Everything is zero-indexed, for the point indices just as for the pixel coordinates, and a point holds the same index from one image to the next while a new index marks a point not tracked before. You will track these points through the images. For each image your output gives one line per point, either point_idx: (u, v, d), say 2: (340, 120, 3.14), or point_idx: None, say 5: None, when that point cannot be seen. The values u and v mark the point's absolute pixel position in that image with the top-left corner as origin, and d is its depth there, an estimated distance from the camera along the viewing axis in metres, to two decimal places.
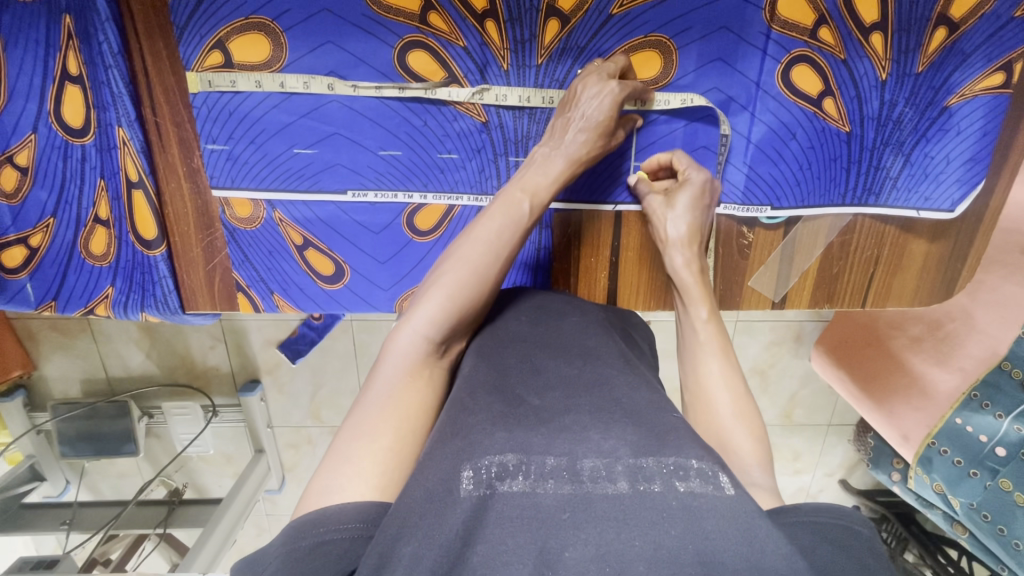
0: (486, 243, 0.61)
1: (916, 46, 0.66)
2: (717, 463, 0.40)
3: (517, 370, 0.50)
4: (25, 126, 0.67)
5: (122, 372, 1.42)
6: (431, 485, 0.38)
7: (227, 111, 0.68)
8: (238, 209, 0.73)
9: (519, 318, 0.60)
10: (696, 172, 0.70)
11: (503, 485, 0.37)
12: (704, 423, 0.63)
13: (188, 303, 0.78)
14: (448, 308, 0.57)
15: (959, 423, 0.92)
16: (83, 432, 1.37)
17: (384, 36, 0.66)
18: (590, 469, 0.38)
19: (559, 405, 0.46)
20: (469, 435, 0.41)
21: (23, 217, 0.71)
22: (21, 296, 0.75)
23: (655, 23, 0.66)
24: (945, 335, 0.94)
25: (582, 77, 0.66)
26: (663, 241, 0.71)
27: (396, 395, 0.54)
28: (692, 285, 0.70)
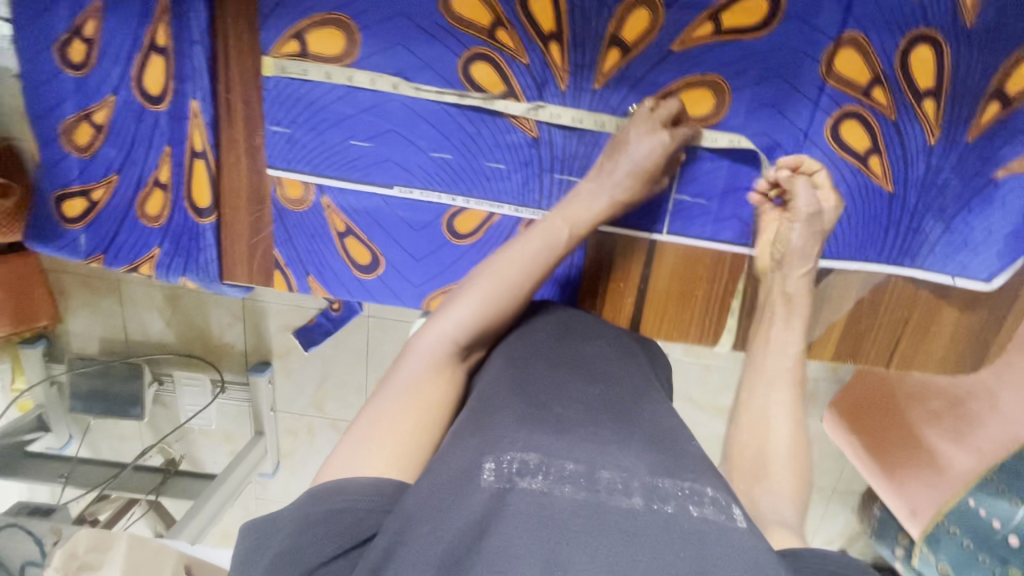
0: (522, 262, 0.63)
1: (968, 116, 0.67)
2: (732, 496, 0.40)
3: (540, 381, 0.51)
4: (107, 87, 0.72)
5: (142, 336, 1.45)
6: (453, 471, 0.40)
7: (295, 98, 0.72)
8: (289, 190, 0.77)
9: (545, 329, 0.61)
10: (803, 186, 0.69)
11: (522, 481, 0.38)
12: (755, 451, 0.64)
13: (227, 273, 0.81)
14: (477, 317, 0.59)
15: (972, 504, 0.83)
16: (94, 389, 1.42)
17: (452, 45, 0.69)
18: (607, 480, 0.39)
19: (580, 417, 0.46)
20: (491, 431, 0.43)
21: (89, 171, 0.76)
22: (73, 245, 0.79)
23: (713, 64, 0.68)
24: (967, 413, 0.86)
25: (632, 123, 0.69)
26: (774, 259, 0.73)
27: (414, 393, 0.55)
28: (802, 298, 0.72)
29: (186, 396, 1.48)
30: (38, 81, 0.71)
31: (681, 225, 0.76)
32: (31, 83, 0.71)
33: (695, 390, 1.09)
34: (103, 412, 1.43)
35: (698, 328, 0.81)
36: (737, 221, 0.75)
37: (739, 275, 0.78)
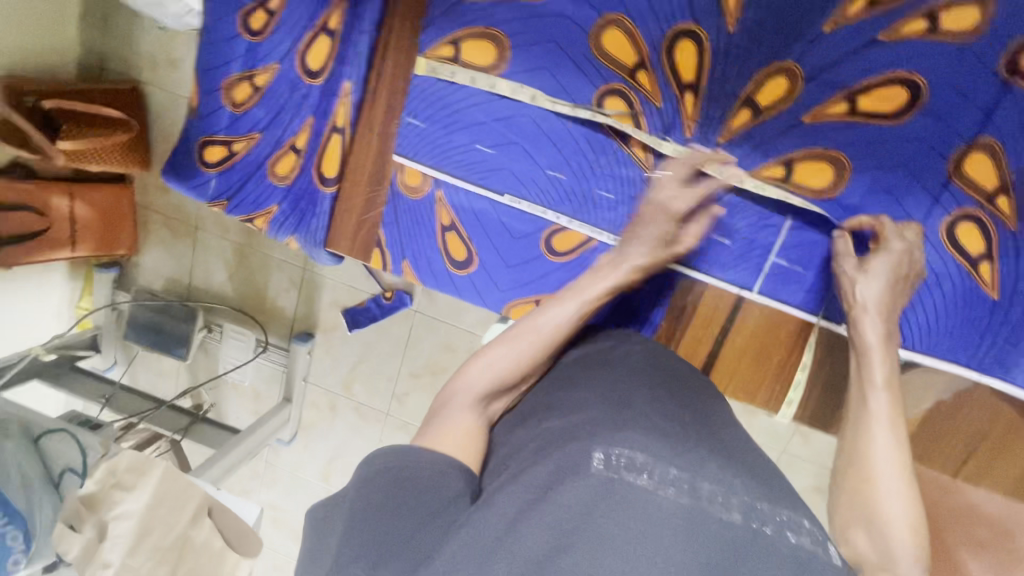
0: (555, 326, 0.66)
1: None
2: (826, 533, 0.46)
3: (641, 406, 0.54)
4: (274, 55, 0.79)
5: (205, 284, 1.52)
6: (564, 457, 0.46)
7: (436, 96, 0.78)
8: (408, 177, 0.82)
9: (630, 354, 0.66)
10: (897, 241, 0.70)
11: (629, 475, 0.44)
12: (854, 497, 0.63)
13: (330, 242, 0.86)
14: (509, 372, 0.62)
15: None
16: (151, 322, 1.47)
17: (592, 77, 0.73)
18: (708, 491, 0.44)
19: (667, 451, 0.47)
20: (596, 428, 0.49)
21: (235, 125, 0.83)
22: (204, 186, 0.86)
23: (838, 142, 0.70)
24: (1016, 547, 0.77)
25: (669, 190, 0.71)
26: (855, 303, 0.70)
27: (451, 425, 0.57)
28: (874, 346, 0.68)
29: (231, 348, 1.53)
30: (214, 39, 0.79)
31: (773, 287, 0.77)
32: (211, 39, 0.79)
33: None
34: (151, 344, 1.47)
35: (766, 391, 0.82)
36: (829, 295, 0.76)
37: (815, 348, 0.78)
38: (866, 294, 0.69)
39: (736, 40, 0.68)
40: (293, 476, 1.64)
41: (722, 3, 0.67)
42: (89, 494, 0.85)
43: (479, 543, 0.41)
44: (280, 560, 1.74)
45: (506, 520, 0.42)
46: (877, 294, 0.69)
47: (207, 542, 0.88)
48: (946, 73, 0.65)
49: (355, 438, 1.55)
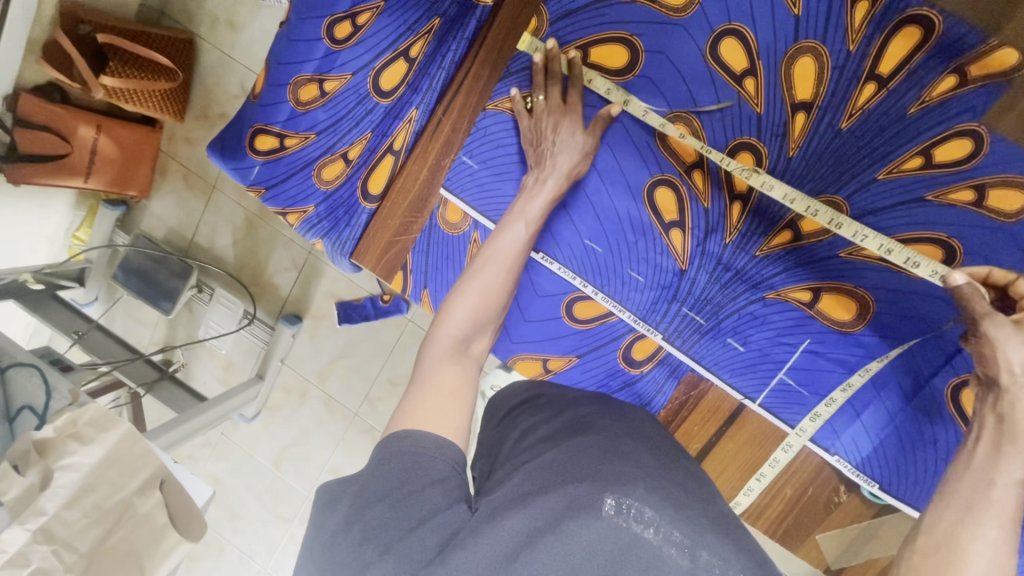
0: (512, 255, 0.71)
1: None
2: None
3: (678, 483, 0.53)
4: (350, 66, 0.73)
5: (206, 244, 1.48)
6: (573, 496, 0.46)
7: (496, 142, 0.80)
8: (449, 213, 0.83)
9: (649, 423, 0.69)
10: None
11: (638, 527, 0.45)
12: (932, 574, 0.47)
13: (357, 254, 0.88)
14: (480, 305, 0.66)
15: None
16: (142, 269, 1.40)
17: (649, 165, 0.75)
18: (706, 561, 0.46)
19: (662, 523, 0.46)
20: (609, 472, 0.49)
21: (294, 122, 0.76)
22: (246, 170, 0.81)
23: (868, 282, 0.71)
24: None
25: (551, 118, 0.75)
26: (1003, 372, 0.58)
27: (433, 375, 0.59)
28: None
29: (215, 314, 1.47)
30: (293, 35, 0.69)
31: (775, 403, 0.78)
32: (288, 34, 0.69)
33: None
34: (138, 293, 1.40)
35: (723, 480, 0.83)
36: (826, 423, 0.76)
37: (803, 465, 0.79)
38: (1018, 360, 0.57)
39: (793, 164, 0.71)
40: (246, 455, 1.59)
41: (788, 128, 0.70)
42: (43, 439, 0.77)
43: (490, 561, 0.42)
44: (211, 537, 1.67)
45: (510, 549, 0.43)
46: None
47: (150, 516, 0.84)
48: (981, 244, 0.67)
49: (319, 431, 1.51)
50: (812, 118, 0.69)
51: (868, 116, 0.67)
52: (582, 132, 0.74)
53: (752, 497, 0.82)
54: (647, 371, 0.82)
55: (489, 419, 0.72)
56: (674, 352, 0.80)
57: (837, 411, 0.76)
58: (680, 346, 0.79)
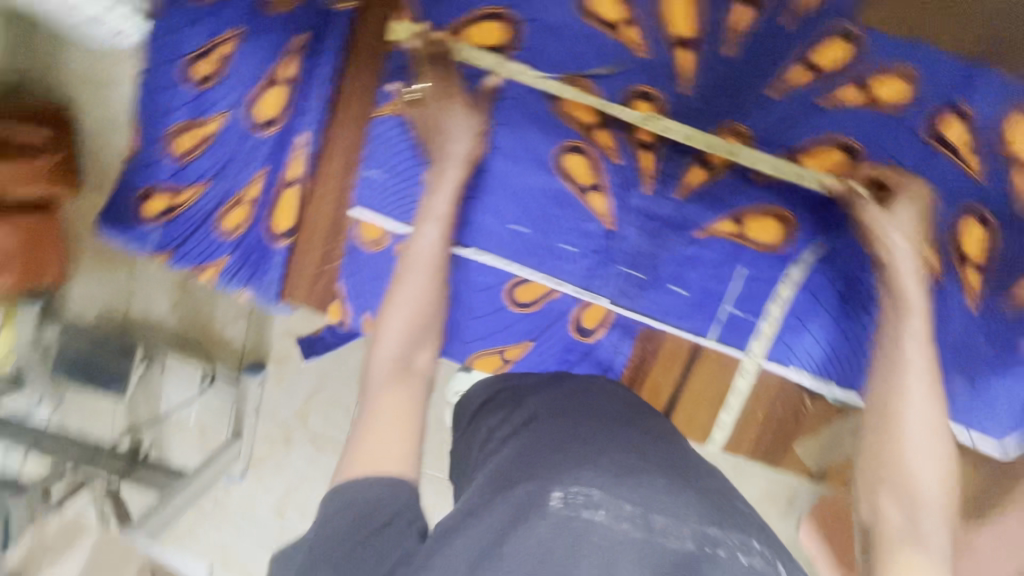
0: (435, 250, 0.63)
1: (1006, 290, 0.70)
2: (775, 553, 0.45)
3: (633, 442, 0.54)
4: (222, 104, 0.68)
5: (143, 317, 1.26)
6: (518, 501, 0.43)
7: (395, 149, 0.77)
8: (367, 231, 0.81)
9: (606, 396, 0.66)
10: (916, 184, 0.67)
11: (587, 512, 0.42)
12: (874, 445, 0.51)
13: (285, 295, 0.85)
14: (415, 315, 0.59)
15: None
16: (79, 359, 1.21)
17: (553, 135, 0.74)
18: (662, 525, 0.43)
19: (626, 466, 0.49)
20: (557, 468, 0.47)
21: (181, 176, 0.72)
22: (141, 237, 0.75)
23: (785, 200, 0.74)
24: None
25: (437, 103, 0.69)
26: (880, 251, 0.64)
27: (377, 409, 0.51)
28: (910, 292, 0.59)
29: (169, 386, 1.27)
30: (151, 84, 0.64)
31: (727, 335, 0.80)
32: (146, 85, 0.64)
33: None
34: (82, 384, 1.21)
35: (695, 424, 0.84)
36: (778, 341, 0.79)
37: (765, 386, 0.81)
38: (900, 237, 0.63)
39: (691, 102, 0.71)
40: None
41: (676, 68, 0.70)
42: None
43: None
44: None
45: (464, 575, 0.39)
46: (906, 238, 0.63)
47: None
48: (877, 137, 0.70)
49: None
50: (697, 53, 0.69)
51: (746, 41, 0.69)
52: (473, 109, 0.70)
53: (728, 430, 0.84)
54: (602, 335, 0.82)
55: (460, 423, 0.72)
56: (623, 311, 0.80)
57: (784, 326, 0.78)
58: (629, 305, 0.79)
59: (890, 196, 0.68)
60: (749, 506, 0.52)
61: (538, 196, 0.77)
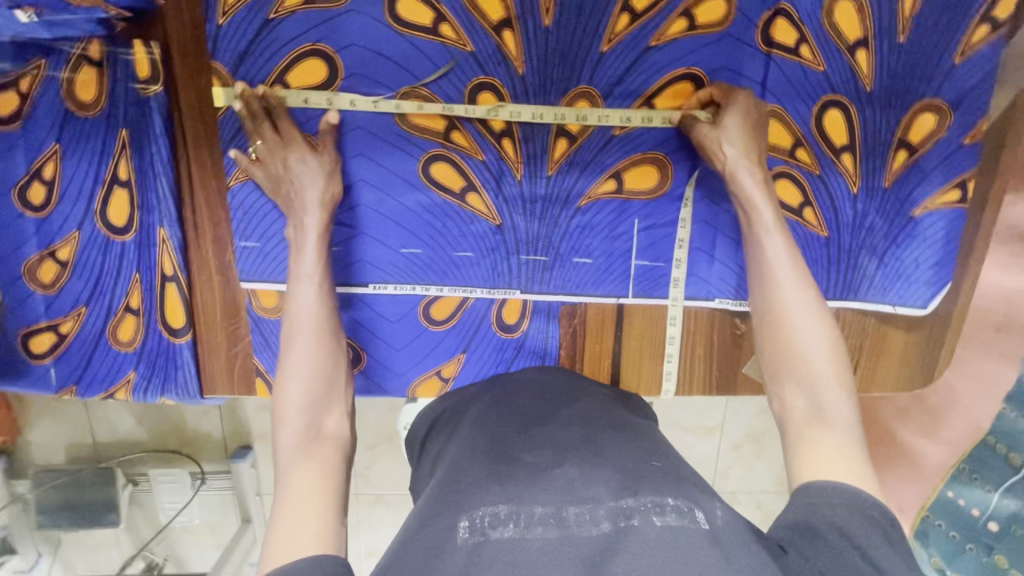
0: (313, 314, 0.67)
1: (882, 164, 0.75)
2: (692, 504, 0.49)
3: (543, 436, 0.61)
4: (70, 224, 0.73)
5: (110, 437, 1.21)
6: (433, 539, 0.48)
7: (262, 212, 0.74)
8: (264, 300, 0.77)
9: (525, 393, 0.71)
10: (739, 91, 0.71)
11: (494, 532, 0.47)
12: (770, 339, 0.65)
13: (206, 387, 0.81)
14: (308, 382, 0.63)
15: (951, 495, 0.91)
16: (64, 502, 1.19)
17: (411, 151, 0.73)
18: (574, 515, 0.48)
19: (549, 460, 0.56)
20: (466, 494, 0.52)
21: (56, 306, 0.76)
22: (44, 380, 0.78)
23: (653, 143, 0.74)
24: (931, 407, 0.91)
25: (277, 156, 0.70)
26: (721, 163, 0.71)
27: (289, 482, 0.56)
28: (756, 194, 0.69)
29: (165, 494, 1.24)
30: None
31: (645, 286, 0.80)
32: None
33: (680, 414, 1.16)
34: (74, 524, 1.19)
35: (646, 380, 0.83)
36: (693, 278, 0.79)
37: (699, 322, 0.81)
38: (731, 154, 0.70)
39: (529, 80, 0.70)
40: None
41: (504, 51, 0.69)
42: None
43: None
44: None
45: None
46: (739, 152, 0.70)
47: None
48: (716, 59, 0.71)
49: None
50: (518, 31, 0.69)
51: (561, 5, 0.68)
52: (314, 153, 0.70)
53: (675, 375, 0.83)
54: (528, 326, 0.81)
55: (413, 455, 0.74)
56: (538, 297, 0.80)
57: (694, 261, 0.79)
58: (541, 289, 0.79)
59: (718, 110, 0.72)
60: (663, 464, 0.56)
61: (418, 214, 0.75)
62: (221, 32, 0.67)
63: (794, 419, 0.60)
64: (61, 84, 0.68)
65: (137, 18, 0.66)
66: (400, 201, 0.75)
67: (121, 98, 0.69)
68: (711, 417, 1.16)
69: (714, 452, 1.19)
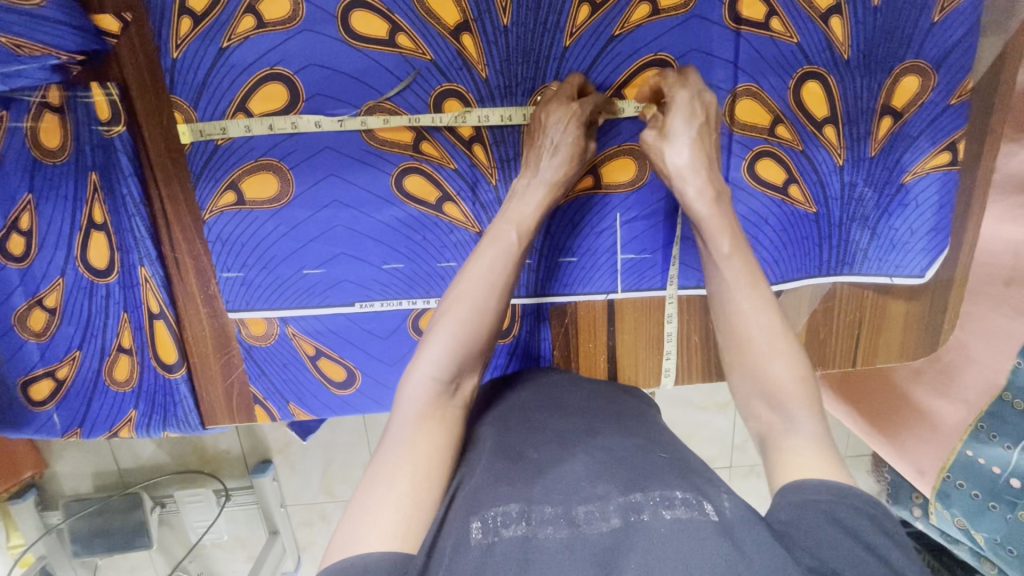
0: (478, 286, 0.64)
1: (867, 133, 0.72)
2: (700, 494, 0.48)
3: (552, 430, 0.59)
4: (53, 271, 0.73)
5: (133, 463, 1.23)
6: (448, 545, 0.47)
7: (241, 243, 0.74)
8: (253, 328, 0.77)
9: (526, 388, 0.69)
10: (682, 89, 0.68)
11: (506, 530, 0.46)
12: (737, 359, 0.64)
13: (208, 418, 0.81)
14: (452, 346, 0.62)
15: (970, 455, 0.83)
16: (97, 529, 1.20)
17: (382, 165, 0.72)
18: (584, 513, 0.47)
19: (554, 456, 0.55)
20: (478, 495, 0.51)
21: (51, 352, 0.76)
22: (49, 425, 0.79)
23: (628, 134, 0.73)
24: (945, 366, 0.85)
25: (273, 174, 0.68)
26: (668, 171, 0.70)
27: (409, 437, 0.57)
28: (706, 215, 0.68)
29: (192, 513, 1.25)
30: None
31: (634, 280, 0.78)
32: None
33: (692, 393, 1.15)
34: (108, 550, 1.20)
35: (644, 371, 0.82)
36: (684, 266, 0.78)
37: (693, 310, 0.80)
38: (678, 164, 0.68)
39: (493, 82, 0.69)
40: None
41: (465, 55, 0.68)
42: None
43: None
44: None
45: None
46: (688, 161, 0.68)
47: None
48: (683, 42, 0.69)
49: None
50: (476, 33, 0.67)
51: (518, 3, 0.67)
52: None
53: (674, 368, 0.82)
54: (518, 330, 0.80)
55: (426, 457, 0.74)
56: (527, 300, 0.79)
57: (682, 250, 0.77)
58: (528, 292, 0.78)
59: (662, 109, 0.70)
60: (670, 456, 0.55)
61: (397, 228, 0.74)
62: (177, 66, 0.66)
63: (770, 432, 0.59)
64: (26, 133, 0.68)
65: (92, 61, 0.65)
66: (378, 216, 0.74)
67: (87, 141, 0.68)
68: (722, 393, 1.15)
69: (729, 427, 1.18)
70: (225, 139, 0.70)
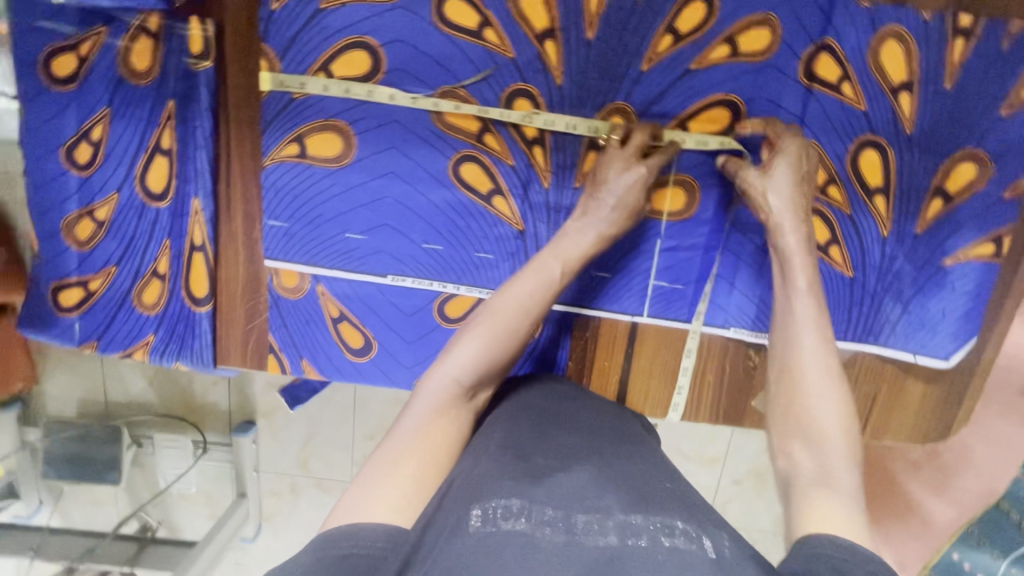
0: (515, 305, 0.68)
1: (915, 211, 0.73)
2: (700, 529, 0.48)
3: (553, 442, 0.59)
4: (111, 186, 0.76)
5: (122, 397, 1.23)
6: (447, 523, 0.48)
7: (293, 194, 0.76)
8: (285, 279, 0.79)
9: (542, 392, 0.70)
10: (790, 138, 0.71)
11: (506, 523, 0.47)
12: (784, 403, 0.65)
13: (221, 357, 0.82)
14: (477, 356, 0.64)
15: (957, 558, 0.85)
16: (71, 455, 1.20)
17: (442, 148, 0.74)
18: (583, 523, 0.47)
19: (557, 464, 0.55)
20: (481, 485, 0.51)
21: (89, 262, 0.78)
22: (69, 332, 0.81)
23: (684, 165, 0.75)
24: (944, 464, 0.84)
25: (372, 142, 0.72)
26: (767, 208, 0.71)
27: (422, 428, 0.58)
28: (796, 252, 0.70)
29: (167, 460, 1.25)
30: (41, 181, 0.75)
31: (661, 307, 0.79)
32: (35, 184, 0.75)
33: (684, 442, 1.15)
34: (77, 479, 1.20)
35: (653, 399, 0.82)
36: (710, 304, 0.79)
37: (711, 349, 0.80)
38: (778, 205, 0.70)
39: (566, 91, 0.72)
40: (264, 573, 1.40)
41: (545, 59, 0.70)
42: None
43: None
44: None
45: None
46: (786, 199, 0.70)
47: None
48: (755, 88, 0.71)
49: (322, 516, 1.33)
50: (560, 41, 0.70)
51: (605, 20, 0.69)
52: None
53: (684, 405, 0.82)
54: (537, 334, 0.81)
55: None
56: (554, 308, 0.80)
57: (712, 289, 0.78)
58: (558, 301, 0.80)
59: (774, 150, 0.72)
60: (673, 490, 0.55)
61: (445, 212, 0.76)
62: (274, 17, 0.70)
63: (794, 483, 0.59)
64: (118, 52, 0.71)
65: None
66: (429, 195, 0.76)
67: (173, 70, 0.71)
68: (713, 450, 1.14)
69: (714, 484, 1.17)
70: (302, 93, 0.72)
